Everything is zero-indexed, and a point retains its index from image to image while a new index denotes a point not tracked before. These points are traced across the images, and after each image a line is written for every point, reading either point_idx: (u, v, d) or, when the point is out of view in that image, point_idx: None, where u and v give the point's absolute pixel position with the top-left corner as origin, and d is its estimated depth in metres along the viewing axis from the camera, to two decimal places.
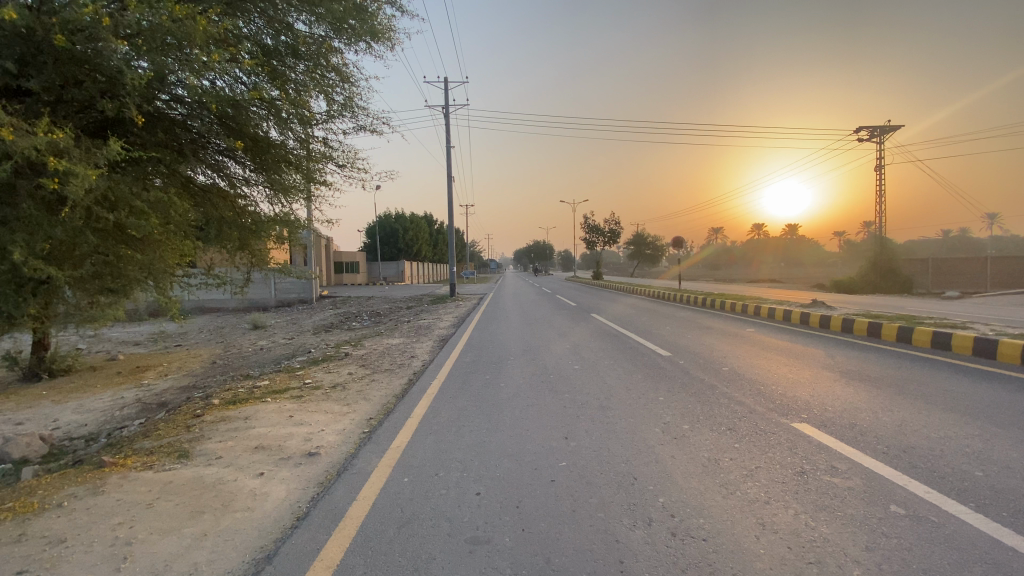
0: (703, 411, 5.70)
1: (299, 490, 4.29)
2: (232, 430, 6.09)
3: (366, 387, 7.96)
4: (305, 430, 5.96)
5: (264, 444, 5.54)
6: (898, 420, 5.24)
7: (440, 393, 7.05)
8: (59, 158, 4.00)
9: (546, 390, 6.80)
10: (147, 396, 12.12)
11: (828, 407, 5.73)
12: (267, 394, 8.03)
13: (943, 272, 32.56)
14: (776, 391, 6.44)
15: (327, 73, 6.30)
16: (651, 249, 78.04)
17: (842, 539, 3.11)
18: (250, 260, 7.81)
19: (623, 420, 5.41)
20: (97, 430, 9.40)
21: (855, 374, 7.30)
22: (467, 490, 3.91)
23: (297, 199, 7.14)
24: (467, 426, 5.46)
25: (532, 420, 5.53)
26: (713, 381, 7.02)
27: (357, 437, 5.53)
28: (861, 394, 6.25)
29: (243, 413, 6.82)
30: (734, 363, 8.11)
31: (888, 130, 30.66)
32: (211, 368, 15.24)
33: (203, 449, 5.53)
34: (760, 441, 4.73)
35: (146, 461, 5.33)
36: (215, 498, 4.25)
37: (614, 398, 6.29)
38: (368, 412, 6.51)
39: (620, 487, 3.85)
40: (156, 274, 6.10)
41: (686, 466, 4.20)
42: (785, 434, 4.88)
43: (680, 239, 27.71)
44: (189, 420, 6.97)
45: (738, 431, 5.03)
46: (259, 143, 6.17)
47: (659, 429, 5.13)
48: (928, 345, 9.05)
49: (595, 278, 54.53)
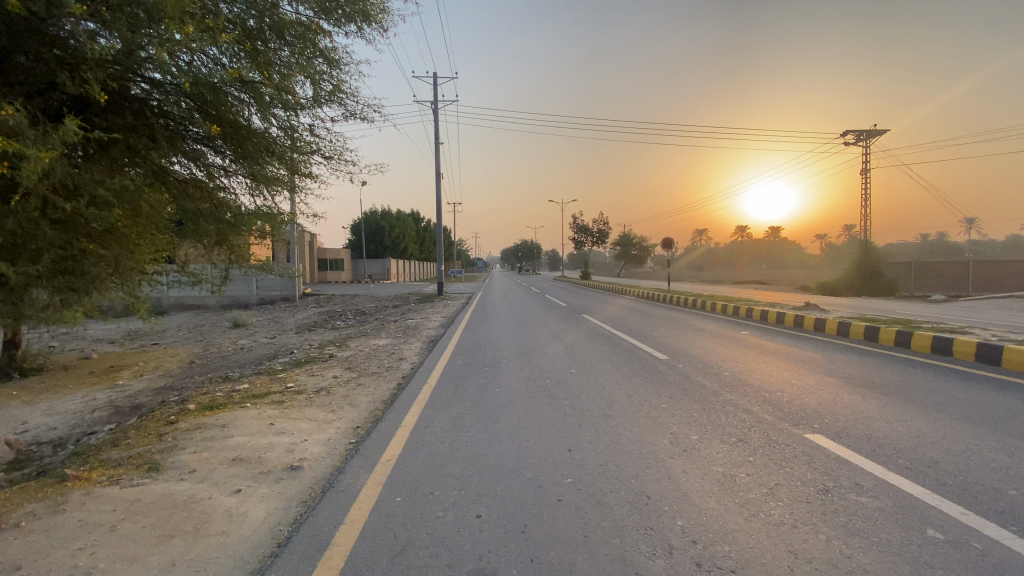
0: (710, 419, 5.43)
1: (280, 511, 3.90)
2: (208, 440, 5.66)
3: (353, 392, 7.55)
4: (287, 440, 5.56)
5: (243, 456, 5.13)
6: (914, 432, 5.04)
7: (431, 399, 6.67)
8: (8, 139, 3.55)
9: (543, 396, 6.48)
10: (121, 399, 11.52)
11: (839, 416, 5.51)
12: (247, 399, 7.56)
13: (925, 275, 33.08)
14: (783, 398, 6.21)
15: (314, 57, 5.90)
16: (638, 249, 78.36)
17: (883, 570, 2.86)
18: (229, 257, 7.39)
19: (628, 429, 5.11)
20: (65, 435, 8.84)
21: (860, 380, 7.10)
22: (466, 512, 3.57)
23: (280, 191, 6.72)
24: (462, 436, 5.11)
25: (531, 429, 5.21)
26: (717, 387, 6.75)
27: (343, 449, 5.15)
28: (870, 402, 6.04)
29: (221, 421, 6.38)
30: (734, 368, 7.88)
31: (875, 135, 31.02)
32: (190, 368, 14.64)
33: (176, 461, 5.10)
34: (775, 454, 4.46)
35: (113, 474, 4.89)
36: (187, 519, 3.85)
37: (615, 405, 6.00)
38: (355, 420, 6.12)
39: (634, 508, 3.54)
40: (123, 269, 5.60)
41: (702, 483, 3.92)
42: (800, 446, 4.64)
43: (670, 240, 27.57)
44: (162, 427, 6.49)
45: (750, 442, 4.75)
46: (239, 131, 5.70)
47: (667, 439, 4.83)
48: (929, 350, 8.95)
49: (583, 278, 54.43)
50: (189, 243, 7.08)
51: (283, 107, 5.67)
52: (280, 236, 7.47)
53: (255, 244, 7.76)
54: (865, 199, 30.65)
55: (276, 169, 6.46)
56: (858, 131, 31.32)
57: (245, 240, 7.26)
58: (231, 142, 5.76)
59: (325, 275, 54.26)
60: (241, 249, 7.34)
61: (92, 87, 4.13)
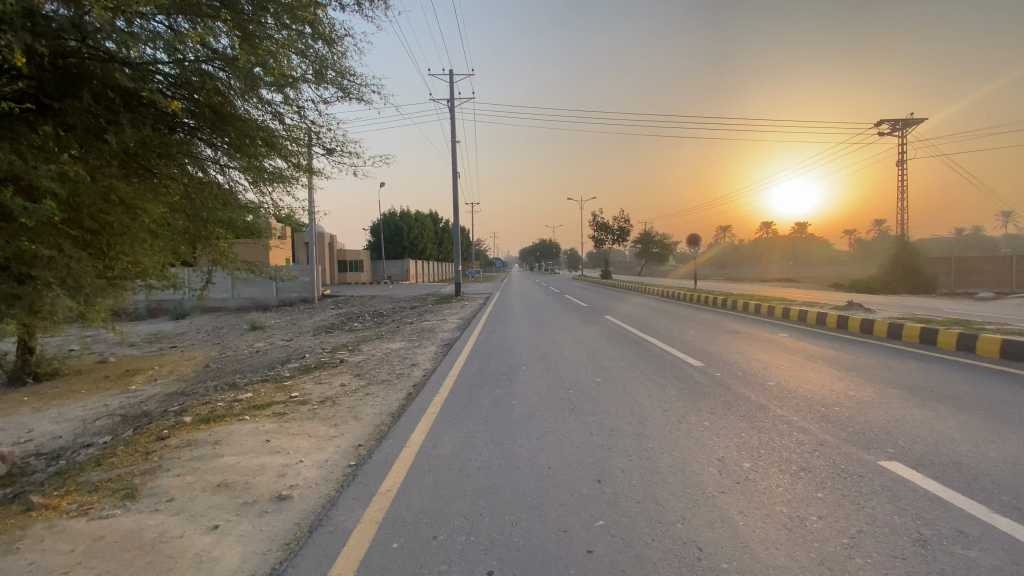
0: (762, 441, 4.66)
1: (257, 556, 3.30)
2: (194, 460, 5.14)
3: (359, 403, 6.95)
4: (281, 460, 5.00)
5: (229, 481, 4.57)
6: (1010, 458, 4.23)
7: (441, 413, 6.03)
8: None
9: (565, 411, 5.78)
10: (130, 406, 11.22)
11: (914, 438, 4.70)
12: (247, 410, 7.04)
13: (966, 271, 31.29)
14: (841, 414, 5.41)
15: (307, 33, 5.31)
16: (659, 248, 76.85)
17: None
18: (211, 256, 7.25)
19: (668, 454, 4.38)
20: (68, 445, 8.52)
21: (928, 391, 6.22)
22: (475, 566, 2.92)
23: (272, 184, 6.15)
24: (475, 460, 4.46)
25: (554, 453, 4.52)
26: (763, 400, 5.95)
27: (340, 474, 4.53)
28: (946, 419, 5.20)
29: (213, 437, 5.84)
30: (778, 376, 7.09)
31: (911, 124, 29.49)
32: (203, 372, 14.36)
33: (155, 487, 4.58)
34: (850, 490, 3.70)
35: (84, 503, 4.42)
36: (149, 565, 3.29)
37: (649, 422, 5.28)
38: (357, 437, 5.51)
39: (682, 565, 2.85)
40: (76, 279, 4.95)
41: (765, 530, 3.19)
42: (877, 479, 3.87)
43: (695, 236, 26.54)
44: (151, 444, 5.97)
45: (815, 473, 3.99)
46: (221, 116, 5.10)
47: (715, 468, 4.10)
48: (996, 354, 8.00)
49: (603, 276, 53.40)
50: (166, 240, 6.47)
51: (276, 88, 5.17)
52: (253, 229, 7.20)
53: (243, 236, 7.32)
54: (903, 191, 29.14)
55: (273, 163, 5.93)
56: (894, 121, 29.82)
57: (224, 238, 6.98)
58: (219, 135, 5.26)
59: (345, 277, 54.50)
60: (221, 249, 7.13)
61: (16, 53, 3.53)
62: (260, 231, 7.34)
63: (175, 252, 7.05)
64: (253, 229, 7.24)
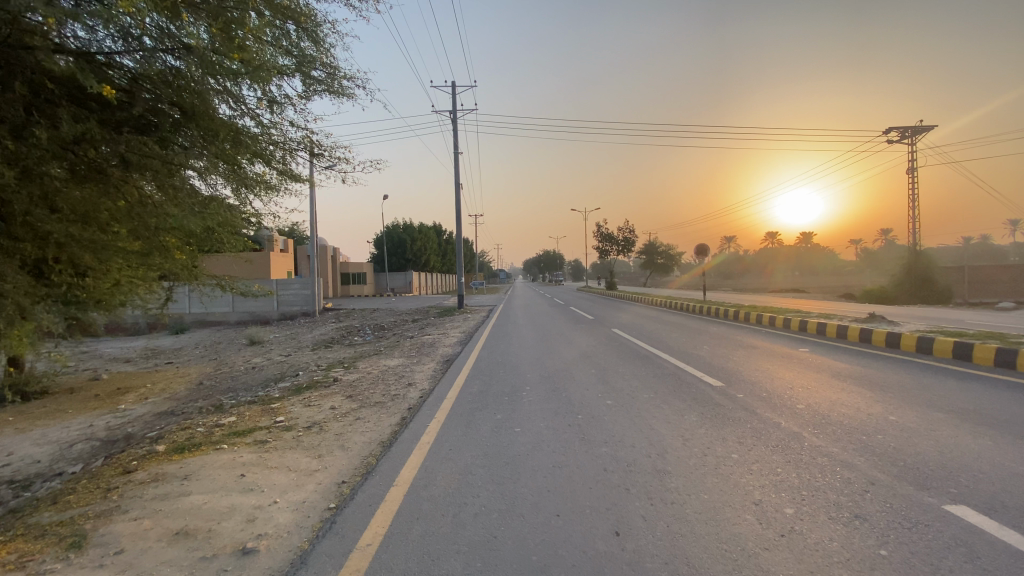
0: (803, 480, 4.04)
1: None
2: (157, 499, 4.57)
3: (348, 429, 6.37)
4: (252, 500, 4.41)
5: (190, 527, 3.99)
6: None
7: (436, 443, 5.43)
8: None
9: (575, 440, 5.18)
10: (114, 427, 10.65)
11: (979, 474, 4.07)
12: (227, 437, 6.46)
13: (981, 281, 30.48)
14: (886, 444, 4.79)
15: (284, 24, 4.91)
16: (664, 259, 75.80)
17: None
18: (174, 268, 6.91)
19: (695, 497, 3.78)
20: (41, 471, 7.95)
21: (978, 416, 5.59)
22: None
23: (253, 190, 5.70)
24: (471, 504, 3.87)
25: (564, 496, 3.91)
26: (795, 428, 5.33)
27: (317, 519, 3.94)
28: (1008, 450, 4.56)
29: (184, 470, 5.27)
30: (807, 398, 6.47)
31: (921, 130, 28.89)
32: (195, 390, 13.78)
33: (106, 533, 4.01)
34: (917, 545, 3.09)
35: (22, 554, 3.84)
36: None
37: (669, 454, 4.67)
38: (342, 471, 4.92)
39: None
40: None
41: None
42: (947, 529, 3.25)
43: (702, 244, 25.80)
44: (115, 478, 5.39)
45: (872, 522, 3.38)
46: (190, 113, 4.63)
47: (753, 515, 3.49)
48: None
49: (607, 288, 52.58)
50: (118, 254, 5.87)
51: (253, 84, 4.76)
52: (214, 241, 7.00)
53: (202, 238, 6.76)
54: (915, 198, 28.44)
55: (253, 167, 5.48)
56: (903, 128, 29.25)
57: (185, 249, 6.66)
58: (189, 137, 4.83)
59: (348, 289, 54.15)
60: (183, 261, 6.84)
61: None
62: (220, 243, 7.21)
63: (135, 266, 6.69)
64: (215, 240, 7.03)
